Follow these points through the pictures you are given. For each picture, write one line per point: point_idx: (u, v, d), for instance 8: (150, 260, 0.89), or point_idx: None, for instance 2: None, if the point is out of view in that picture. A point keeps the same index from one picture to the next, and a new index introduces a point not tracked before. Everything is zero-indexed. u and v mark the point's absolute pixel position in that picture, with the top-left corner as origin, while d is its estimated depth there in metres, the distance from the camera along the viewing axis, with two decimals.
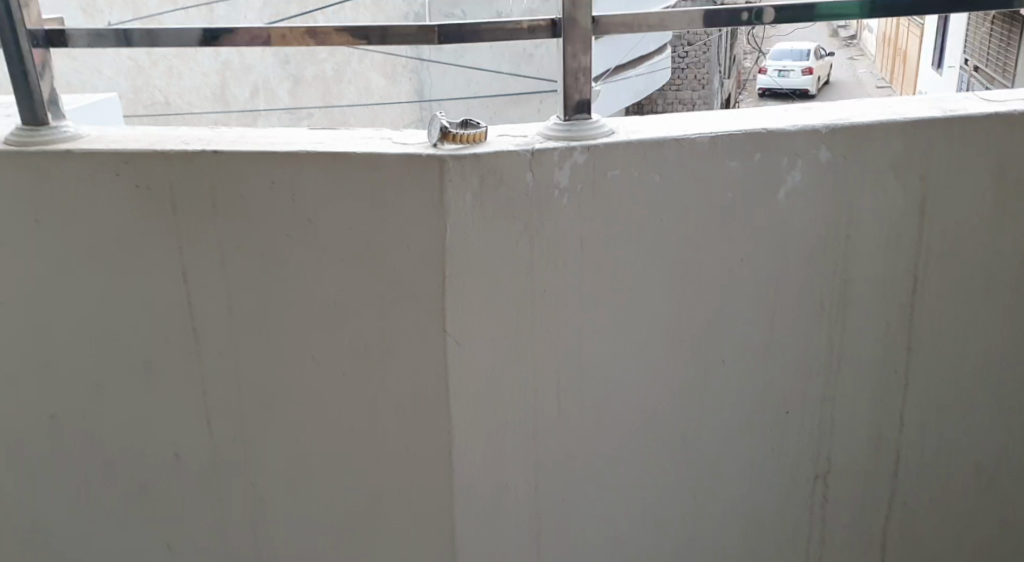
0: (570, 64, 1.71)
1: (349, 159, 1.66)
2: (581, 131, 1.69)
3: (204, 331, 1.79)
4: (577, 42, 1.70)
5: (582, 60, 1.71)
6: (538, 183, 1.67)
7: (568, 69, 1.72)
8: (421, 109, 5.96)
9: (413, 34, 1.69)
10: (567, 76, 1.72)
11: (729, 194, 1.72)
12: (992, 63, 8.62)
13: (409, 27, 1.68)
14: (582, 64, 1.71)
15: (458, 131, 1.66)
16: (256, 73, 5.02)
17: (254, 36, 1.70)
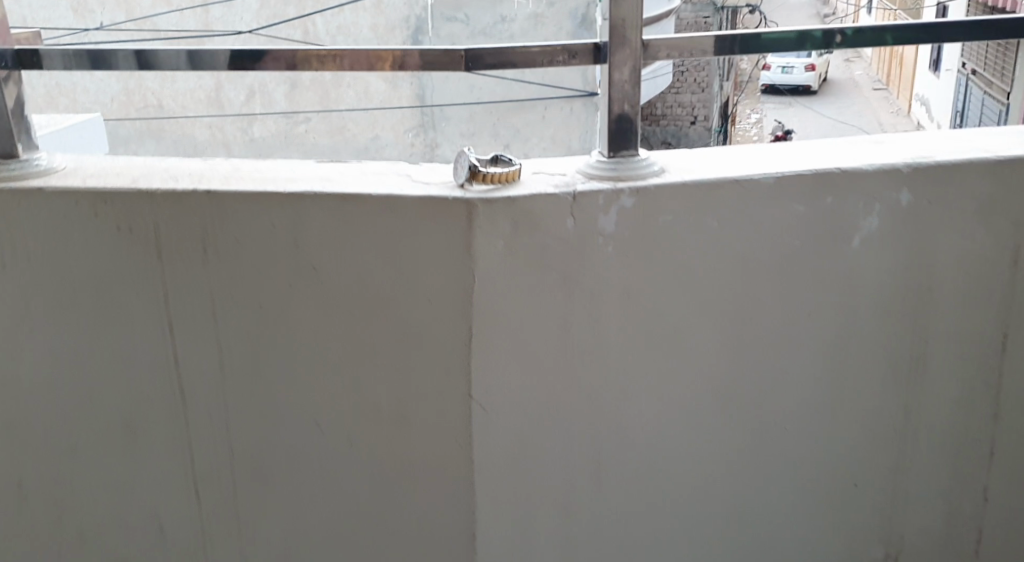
0: (615, 94, 1.50)
1: (364, 200, 1.44)
2: (627, 170, 1.48)
3: (194, 392, 1.57)
4: (624, 70, 1.49)
5: (629, 90, 1.50)
6: (579, 230, 1.45)
7: (612, 100, 1.51)
8: (423, 115, 5.09)
9: (436, 60, 1.48)
10: (612, 108, 1.51)
11: (796, 242, 1.49)
12: (990, 67, 8.36)
13: (434, 51, 1.48)
14: (630, 94, 1.50)
15: (488, 170, 1.45)
16: (254, 79, 4.99)
17: (274, 60, 1.51)
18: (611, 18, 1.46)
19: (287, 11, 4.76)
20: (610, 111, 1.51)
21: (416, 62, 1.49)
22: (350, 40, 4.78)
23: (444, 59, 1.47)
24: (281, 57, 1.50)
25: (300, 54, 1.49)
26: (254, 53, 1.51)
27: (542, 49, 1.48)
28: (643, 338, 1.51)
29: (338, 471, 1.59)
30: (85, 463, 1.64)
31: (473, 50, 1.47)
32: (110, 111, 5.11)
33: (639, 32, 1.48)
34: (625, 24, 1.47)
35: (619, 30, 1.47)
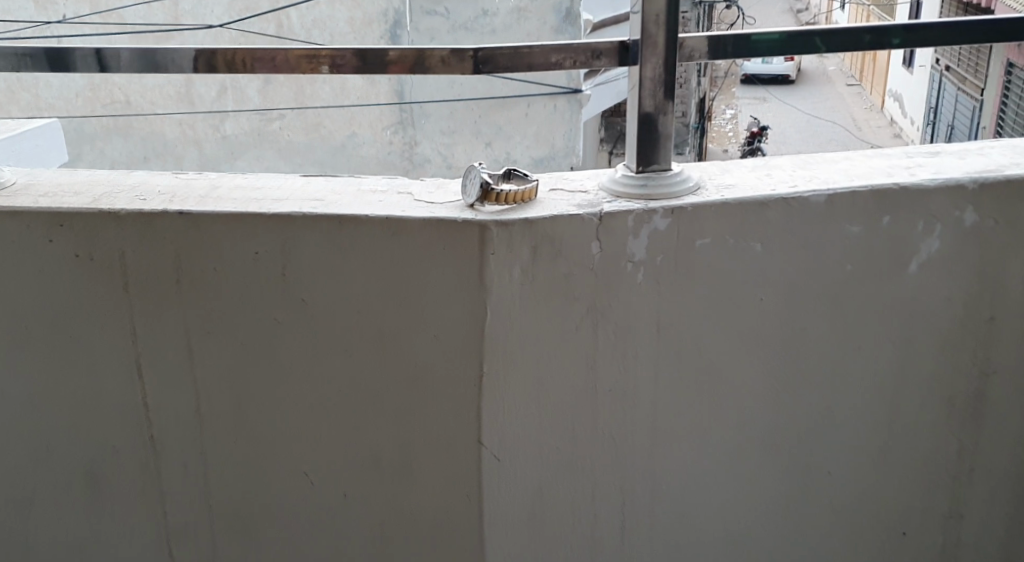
0: (647, 102, 1.33)
1: (362, 223, 1.26)
2: (658, 187, 1.31)
3: (166, 440, 1.38)
4: (656, 74, 1.31)
5: (662, 95, 1.32)
6: (607, 255, 1.28)
7: (643, 107, 1.33)
8: (402, 111, 4.83)
9: (441, 59, 1.31)
10: (642, 117, 1.34)
11: (847, 267, 1.32)
12: (965, 62, 8.28)
13: (437, 50, 1.31)
14: (663, 101, 1.33)
15: (501, 189, 1.27)
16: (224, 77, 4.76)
17: (261, 59, 1.34)
18: (640, 14, 1.29)
19: (261, 5, 4.55)
20: (640, 121, 1.34)
21: (417, 61, 1.32)
22: (326, 36, 4.60)
23: (450, 58, 1.31)
24: (267, 54, 1.34)
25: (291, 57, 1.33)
26: (237, 51, 1.35)
27: (560, 48, 1.30)
28: (677, 376, 1.34)
29: (331, 526, 1.41)
30: (41, 518, 1.44)
31: (483, 49, 1.30)
32: (75, 108, 4.78)
33: (672, 30, 1.30)
34: (656, 22, 1.29)
35: (651, 30, 1.29)
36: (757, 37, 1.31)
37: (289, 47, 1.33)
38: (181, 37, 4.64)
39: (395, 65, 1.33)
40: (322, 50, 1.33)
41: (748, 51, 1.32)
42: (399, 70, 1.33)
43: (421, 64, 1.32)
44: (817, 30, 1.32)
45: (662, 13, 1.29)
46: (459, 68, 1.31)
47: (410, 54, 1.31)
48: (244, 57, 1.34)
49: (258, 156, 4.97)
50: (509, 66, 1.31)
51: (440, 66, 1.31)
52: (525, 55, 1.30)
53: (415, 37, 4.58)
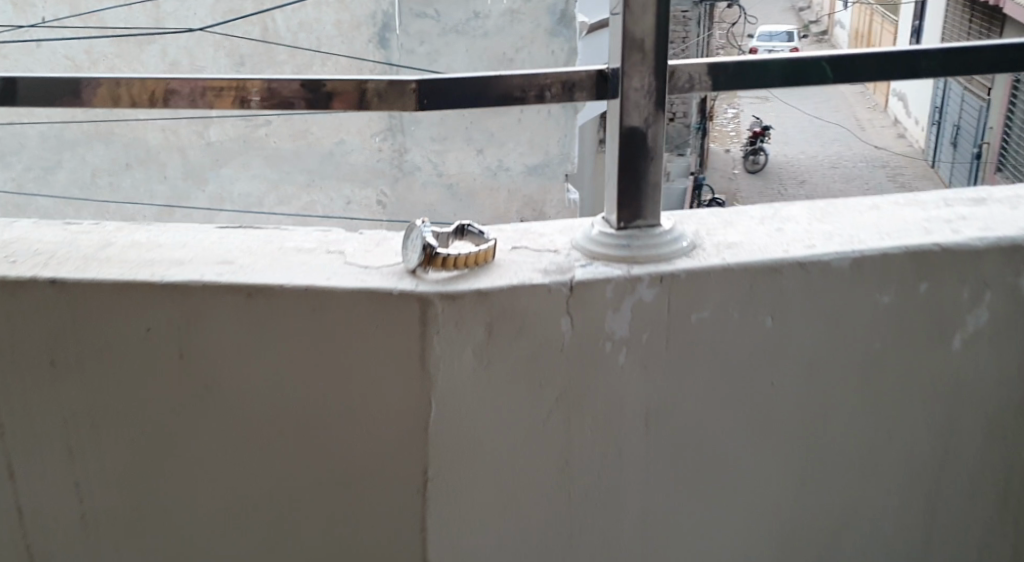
0: (631, 136, 1.08)
1: (279, 294, 1.01)
2: (644, 247, 1.06)
3: (46, 550, 1.14)
4: (645, 105, 1.07)
5: (654, 119, 1.07)
6: (581, 333, 1.03)
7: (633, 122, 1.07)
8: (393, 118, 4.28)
9: (380, 91, 1.07)
10: (624, 154, 1.08)
11: (877, 343, 1.08)
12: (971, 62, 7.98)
13: (375, 80, 1.06)
14: (655, 120, 1.07)
15: (450, 252, 1.03)
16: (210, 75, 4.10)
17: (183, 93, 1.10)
18: (622, 34, 1.03)
19: (245, 6, 3.95)
20: (623, 159, 1.08)
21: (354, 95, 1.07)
22: (312, 41, 4.02)
23: (388, 92, 1.07)
24: (188, 87, 1.10)
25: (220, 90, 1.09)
26: (157, 84, 1.11)
27: (526, 78, 1.06)
28: (670, 476, 1.10)
29: None
30: None
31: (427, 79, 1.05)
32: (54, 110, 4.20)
33: (662, 50, 1.05)
34: (643, 41, 1.04)
35: (637, 51, 1.04)
36: (762, 63, 1.07)
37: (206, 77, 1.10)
38: (162, 43, 4.02)
39: (338, 100, 1.08)
40: (253, 85, 1.09)
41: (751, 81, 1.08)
42: (341, 105, 1.08)
43: (360, 99, 1.07)
44: (839, 55, 1.08)
45: (651, 32, 1.03)
46: (401, 104, 1.06)
47: (346, 88, 1.07)
48: (163, 90, 1.11)
49: (246, 162, 4.34)
50: (458, 99, 1.06)
51: (378, 101, 1.07)
52: (481, 88, 1.06)
53: (408, 57, 4.07)
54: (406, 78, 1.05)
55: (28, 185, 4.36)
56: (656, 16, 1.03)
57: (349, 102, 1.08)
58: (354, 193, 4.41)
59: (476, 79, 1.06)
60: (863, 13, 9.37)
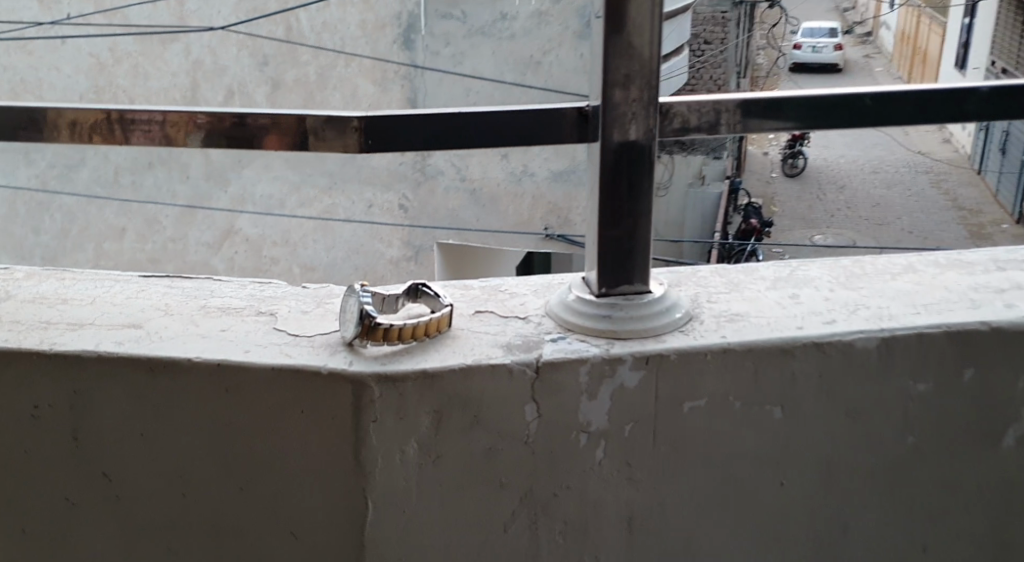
0: (615, 183, 0.89)
1: (184, 371, 0.85)
2: (631, 320, 0.89)
3: None
4: (635, 141, 0.88)
5: (646, 156, 0.89)
6: (548, 424, 0.86)
7: (626, 147, 0.88)
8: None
9: (329, 122, 0.89)
10: (607, 203, 0.90)
11: (910, 439, 0.90)
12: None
13: (314, 114, 0.89)
14: (653, 140, 0.88)
15: (395, 323, 0.86)
16: (231, 76, 3.62)
17: (144, 123, 0.91)
18: (605, 65, 0.85)
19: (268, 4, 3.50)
20: (605, 212, 0.90)
21: (310, 129, 0.89)
22: (337, 41, 3.53)
23: (326, 129, 0.89)
24: (149, 115, 0.91)
25: (172, 117, 0.91)
26: (110, 110, 0.92)
27: (496, 115, 0.89)
28: None
29: None
30: None
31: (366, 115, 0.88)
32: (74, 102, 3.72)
33: (654, 81, 0.87)
34: (630, 72, 0.86)
35: (620, 82, 0.86)
36: (775, 101, 0.89)
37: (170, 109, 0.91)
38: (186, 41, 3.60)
39: (274, 133, 0.90)
40: (210, 113, 0.90)
41: (762, 122, 0.90)
42: (284, 142, 0.90)
43: (299, 132, 0.90)
44: (876, 94, 0.90)
45: (640, 60, 0.85)
46: (345, 144, 0.89)
47: (288, 120, 0.89)
48: (117, 116, 0.92)
49: (267, 164, 3.83)
50: (405, 138, 0.89)
51: (325, 139, 0.89)
52: (438, 124, 0.89)
53: (433, 61, 3.54)
54: (345, 114, 0.88)
55: (52, 183, 3.96)
56: (651, 45, 0.85)
57: (286, 138, 0.90)
58: (374, 196, 3.85)
59: (433, 117, 0.89)
60: (910, 13, 9.00)
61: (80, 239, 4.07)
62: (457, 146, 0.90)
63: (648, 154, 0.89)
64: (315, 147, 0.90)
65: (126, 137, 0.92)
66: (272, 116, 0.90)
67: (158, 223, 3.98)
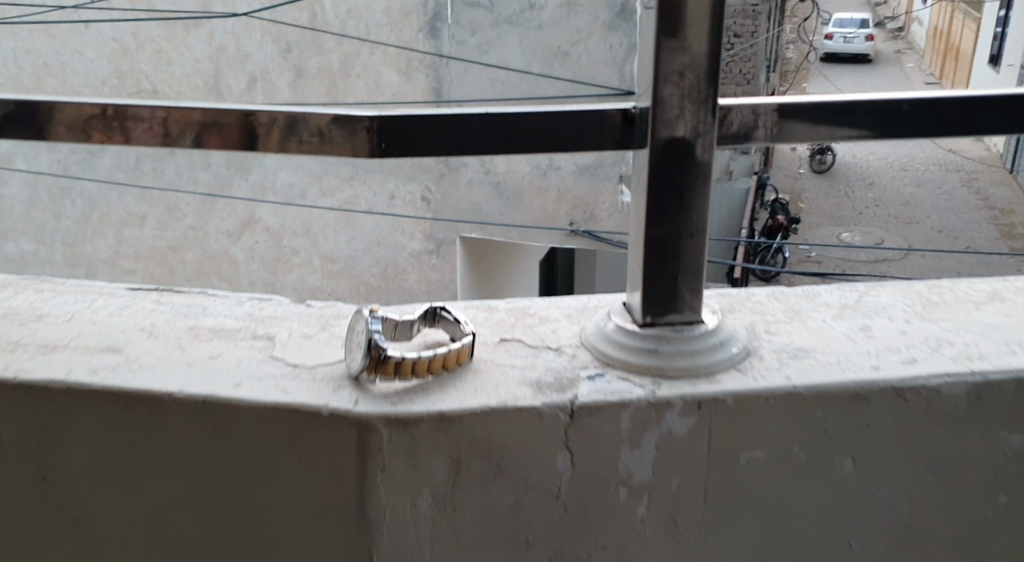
0: (662, 195, 0.77)
1: (167, 405, 0.74)
2: (680, 359, 0.77)
3: None
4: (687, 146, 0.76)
5: (700, 162, 0.76)
6: (582, 475, 0.74)
7: (673, 150, 0.75)
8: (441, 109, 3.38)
9: (308, 123, 0.77)
10: (650, 215, 0.77)
11: (1001, 500, 0.78)
12: None
13: (263, 110, 0.78)
14: (707, 144, 0.76)
15: (407, 355, 0.74)
16: (254, 63, 3.40)
17: (143, 124, 0.80)
18: (655, 57, 0.73)
19: None
20: (651, 230, 0.77)
21: (264, 127, 0.78)
22: (361, 30, 3.30)
23: (334, 131, 0.77)
24: (151, 112, 0.80)
25: (171, 113, 0.79)
26: (107, 105, 0.81)
27: (527, 117, 0.77)
28: None
29: None
30: None
31: (333, 111, 0.77)
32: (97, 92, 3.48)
33: (711, 78, 0.74)
34: (683, 66, 0.73)
35: (673, 78, 0.74)
36: (847, 106, 0.77)
37: (174, 106, 0.79)
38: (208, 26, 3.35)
39: (278, 136, 0.78)
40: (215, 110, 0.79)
41: (815, 129, 0.77)
42: (290, 145, 0.79)
43: (293, 135, 0.78)
44: (939, 97, 0.77)
45: (693, 54, 0.73)
46: (323, 146, 0.78)
47: (294, 118, 0.78)
48: (115, 112, 0.80)
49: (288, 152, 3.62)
50: (419, 143, 0.78)
51: (334, 143, 0.78)
52: (461, 127, 0.78)
53: (460, 51, 3.30)
54: (303, 111, 0.77)
55: (73, 168, 3.74)
56: (711, 40, 0.73)
57: (294, 141, 0.78)
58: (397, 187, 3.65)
59: (454, 120, 0.78)
60: None
61: (100, 225, 3.88)
62: (486, 154, 0.78)
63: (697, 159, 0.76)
64: (314, 150, 0.78)
65: (126, 136, 0.81)
66: (208, 111, 0.79)
67: (178, 211, 3.79)
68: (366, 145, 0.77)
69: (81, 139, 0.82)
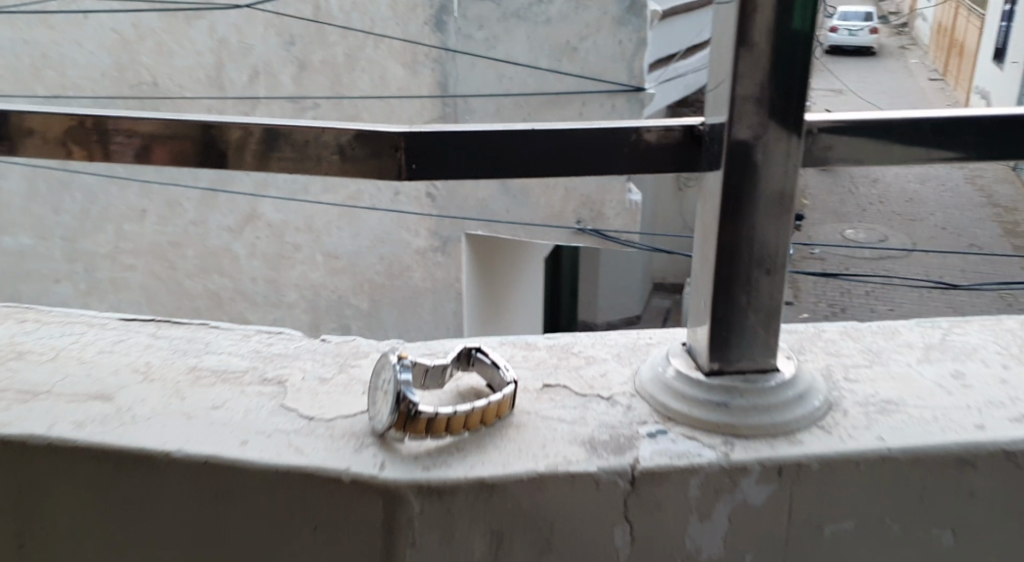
0: (740, 211, 0.65)
1: (163, 466, 0.64)
2: (752, 421, 0.66)
3: None
4: (765, 155, 0.64)
5: (780, 174, 0.65)
6: (643, 552, 0.64)
7: (749, 158, 0.64)
8: (446, 105, 3.09)
9: (290, 141, 0.68)
10: (720, 234, 0.66)
11: None
12: None
13: (233, 124, 0.69)
14: (790, 150, 0.64)
15: (439, 411, 0.64)
16: (257, 57, 3.09)
17: (123, 136, 0.70)
18: (733, 48, 0.62)
19: None
20: (724, 251, 0.66)
21: (235, 143, 0.69)
22: (366, 22, 2.99)
23: (353, 149, 0.67)
24: (132, 126, 0.70)
25: (159, 126, 0.70)
26: (86, 116, 0.71)
27: (563, 133, 0.67)
28: None
29: None
30: None
31: (315, 126, 0.68)
32: (99, 87, 3.12)
33: (798, 75, 0.62)
34: (766, 59, 0.62)
35: (753, 74, 0.62)
36: (938, 125, 0.68)
37: (162, 118, 0.70)
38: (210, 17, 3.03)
39: (282, 154, 0.69)
40: (211, 122, 0.69)
41: (868, 147, 0.68)
42: (294, 166, 0.69)
43: (301, 153, 0.68)
44: (1001, 114, 0.68)
45: (775, 55, 0.62)
46: (309, 164, 0.68)
47: (303, 134, 0.68)
48: (94, 124, 0.71)
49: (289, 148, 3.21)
50: (457, 165, 0.67)
51: (352, 162, 0.68)
52: (489, 146, 0.67)
53: (467, 46, 3.01)
54: (282, 125, 0.68)
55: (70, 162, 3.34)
56: (792, 40, 0.62)
57: (301, 161, 0.68)
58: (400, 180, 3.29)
59: (485, 137, 0.67)
60: None
61: (100, 219, 3.44)
62: (514, 177, 0.68)
63: (775, 169, 0.65)
64: (334, 169, 0.68)
65: (107, 152, 0.71)
66: (162, 122, 0.70)
67: (179, 205, 3.40)
68: (370, 162, 0.67)
69: (59, 154, 0.72)
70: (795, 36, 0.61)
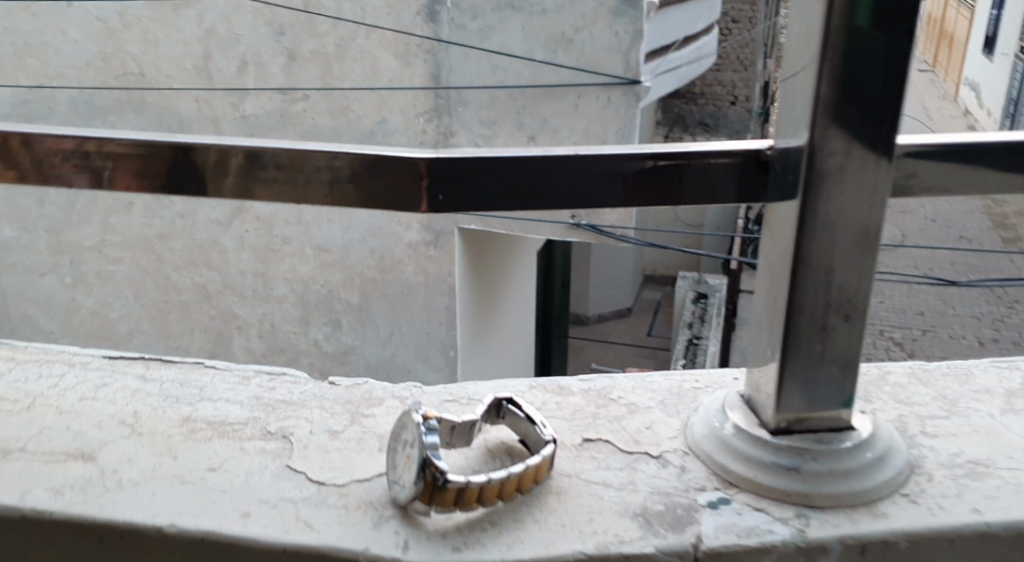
0: (818, 242, 0.56)
1: (154, 544, 0.56)
2: (828, 485, 0.58)
3: None
4: (848, 175, 0.55)
5: (867, 198, 0.56)
6: None
7: (831, 179, 0.55)
8: (438, 98, 2.59)
9: (278, 163, 0.60)
10: (795, 268, 0.57)
11: None
12: None
13: (210, 145, 0.60)
14: (877, 168, 0.55)
15: (472, 481, 0.55)
16: (247, 47, 2.61)
17: (91, 158, 0.62)
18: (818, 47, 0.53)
19: None
20: (800, 287, 0.57)
21: (213, 165, 0.60)
22: (357, 11, 2.51)
23: (365, 175, 0.59)
24: (102, 146, 0.61)
25: (133, 147, 0.61)
26: (52, 136, 0.62)
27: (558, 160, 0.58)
28: None
29: None
30: None
31: (304, 147, 0.59)
32: (82, 76, 2.74)
33: (889, 81, 0.54)
34: (850, 62, 0.53)
35: (836, 79, 0.54)
36: None
37: (134, 138, 0.61)
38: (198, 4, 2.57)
39: (275, 180, 0.60)
40: (190, 142, 0.60)
41: (956, 177, 0.59)
42: (291, 193, 0.60)
43: (300, 178, 0.60)
44: None
45: (859, 56, 0.53)
46: (306, 190, 0.60)
47: (302, 156, 0.59)
48: (62, 146, 0.62)
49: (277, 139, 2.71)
50: (481, 192, 0.58)
51: (360, 188, 0.59)
52: (509, 173, 0.58)
53: (460, 36, 2.52)
54: (265, 146, 0.60)
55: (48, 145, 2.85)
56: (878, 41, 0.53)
57: (300, 186, 0.60)
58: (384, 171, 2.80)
59: (504, 161, 0.58)
60: None
61: (87, 208, 2.98)
62: (527, 209, 0.59)
63: (859, 193, 0.56)
64: (339, 197, 0.60)
65: (81, 177, 0.62)
66: (134, 142, 0.61)
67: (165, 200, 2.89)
68: (375, 189, 0.59)
69: (30, 178, 0.64)
70: (879, 33, 0.53)
